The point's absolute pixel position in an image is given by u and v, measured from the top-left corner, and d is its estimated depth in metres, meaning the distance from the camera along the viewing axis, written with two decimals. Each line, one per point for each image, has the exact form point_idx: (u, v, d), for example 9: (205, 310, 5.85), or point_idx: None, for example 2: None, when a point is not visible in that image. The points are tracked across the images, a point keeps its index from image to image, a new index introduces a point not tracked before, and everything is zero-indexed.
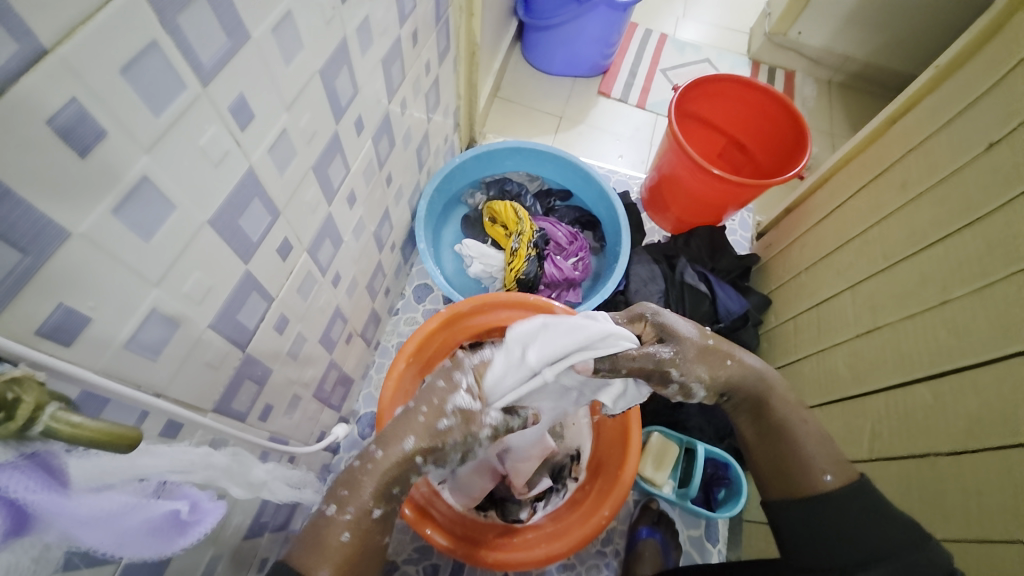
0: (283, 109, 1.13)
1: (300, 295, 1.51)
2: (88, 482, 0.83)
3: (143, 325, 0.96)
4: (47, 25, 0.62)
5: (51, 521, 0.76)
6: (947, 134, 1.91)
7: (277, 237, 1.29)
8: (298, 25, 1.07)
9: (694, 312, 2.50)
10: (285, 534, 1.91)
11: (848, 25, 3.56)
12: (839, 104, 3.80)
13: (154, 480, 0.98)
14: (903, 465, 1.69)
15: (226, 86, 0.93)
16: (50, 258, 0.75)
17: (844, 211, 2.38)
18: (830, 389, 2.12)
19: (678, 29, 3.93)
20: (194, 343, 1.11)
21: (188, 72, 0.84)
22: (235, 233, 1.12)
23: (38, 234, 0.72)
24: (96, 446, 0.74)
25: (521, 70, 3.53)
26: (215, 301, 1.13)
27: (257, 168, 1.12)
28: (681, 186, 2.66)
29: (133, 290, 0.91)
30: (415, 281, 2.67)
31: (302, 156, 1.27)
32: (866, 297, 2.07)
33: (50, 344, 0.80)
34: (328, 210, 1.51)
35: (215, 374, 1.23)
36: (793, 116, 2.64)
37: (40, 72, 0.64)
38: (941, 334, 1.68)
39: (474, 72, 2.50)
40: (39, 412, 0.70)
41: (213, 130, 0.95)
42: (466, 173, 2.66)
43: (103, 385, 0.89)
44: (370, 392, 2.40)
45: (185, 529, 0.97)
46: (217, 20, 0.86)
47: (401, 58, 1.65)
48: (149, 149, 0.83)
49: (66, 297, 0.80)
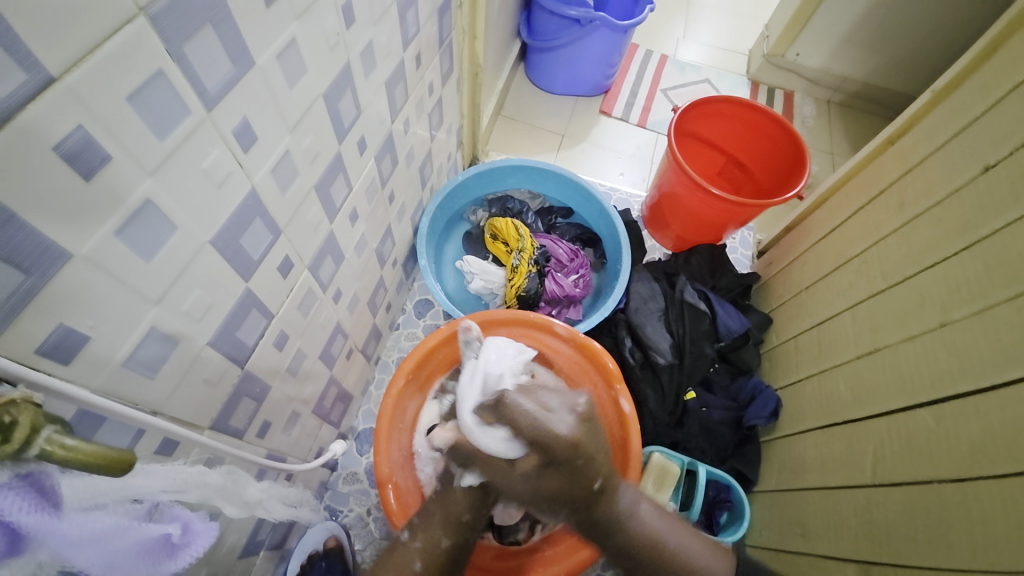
0: (287, 132, 1.15)
1: (300, 312, 1.52)
2: (80, 502, 0.82)
3: (142, 343, 0.96)
4: (55, 55, 0.64)
5: (42, 541, 0.76)
6: (943, 155, 1.92)
7: (278, 256, 1.30)
8: (303, 51, 1.10)
9: (693, 330, 2.48)
10: (280, 553, 1.88)
11: (846, 46, 3.60)
12: (838, 123, 3.83)
13: (147, 502, 0.99)
14: (908, 491, 1.65)
15: (230, 110, 0.96)
16: (52, 278, 0.76)
17: (843, 230, 2.38)
18: (832, 410, 2.09)
19: (679, 50, 4.00)
20: (193, 360, 1.12)
21: (193, 98, 0.87)
22: (236, 252, 1.14)
23: (41, 255, 0.73)
24: (90, 469, 0.74)
25: (524, 90, 3.59)
26: (215, 319, 1.14)
27: (260, 188, 1.14)
28: (681, 204, 2.67)
29: (133, 309, 0.92)
30: (416, 297, 2.67)
31: (305, 176, 1.29)
32: (866, 317, 2.05)
33: (49, 362, 0.81)
34: (330, 228, 1.53)
35: (213, 392, 1.23)
36: (791, 135, 2.66)
37: (47, 100, 0.65)
38: (942, 356, 1.66)
39: (477, 92, 2.55)
40: (34, 435, 0.70)
41: (217, 153, 0.97)
42: (469, 191, 2.69)
43: (99, 404, 0.89)
44: (369, 408, 2.39)
45: (175, 551, 0.94)
46: (223, 47, 0.88)
47: (405, 81, 1.69)
48: (152, 172, 0.85)
49: (67, 316, 0.81)
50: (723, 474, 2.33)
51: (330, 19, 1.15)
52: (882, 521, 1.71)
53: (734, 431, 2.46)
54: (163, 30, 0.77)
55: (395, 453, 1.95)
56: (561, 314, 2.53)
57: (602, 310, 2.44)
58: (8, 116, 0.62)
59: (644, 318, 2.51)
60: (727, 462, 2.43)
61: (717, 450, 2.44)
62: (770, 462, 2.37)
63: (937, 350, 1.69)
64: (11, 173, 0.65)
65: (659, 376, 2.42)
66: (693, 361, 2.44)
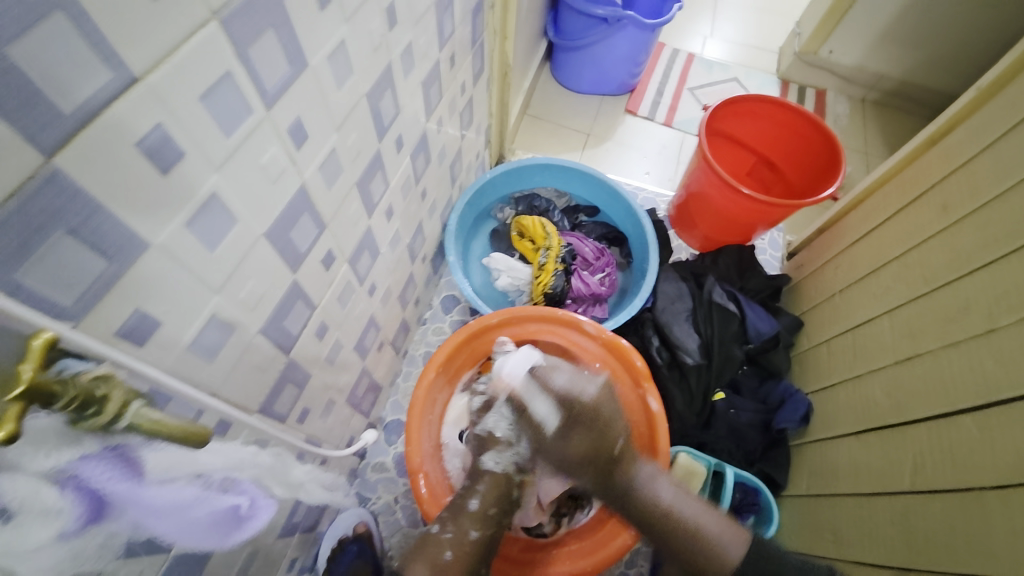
0: (334, 129, 1.19)
1: (339, 303, 1.56)
2: (162, 474, 0.87)
3: (203, 330, 1.01)
4: (139, 56, 0.68)
5: (128, 509, 0.82)
6: (991, 155, 1.85)
7: (322, 248, 1.34)
8: (351, 51, 1.13)
9: (723, 332, 2.45)
10: (313, 538, 1.93)
11: (883, 42, 3.50)
12: (873, 122, 3.72)
13: (218, 477, 1.02)
14: (948, 499, 1.61)
15: (286, 109, 0.99)
16: (131, 266, 0.80)
17: (881, 232, 2.31)
18: (868, 417, 2.04)
19: (706, 48, 3.94)
20: (244, 348, 1.16)
21: (255, 96, 0.90)
22: (286, 245, 1.18)
23: (123, 243, 0.77)
24: (173, 442, 0.82)
25: (549, 88, 3.59)
26: (265, 309, 1.19)
27: (309, 184, 1.17)
28: (710, 204, 2.64)
29: (197, 296, 0.96)
30: (443, 292, 2.71)
31: (348, 172, 1.33)
32: (906, 322, 2.00)
33: (126, 344, 0.85)
34: (367, 223, 1.57)
35: (261, 379, 1.28)
36: (826, 135, 2.60)
37: (131, 98, 0.69)
38: (988, 364, 1.61)
39: (506, 91, 2.56)
40: (125, 408, 0.75)
41: (273, 150, 1.01)
42: (496, 188, 2.71)
43: (168, 385, 0.93)
44: (397, 400, 2.43)
45: (241, 522, 1.07)
46: (282, 49, 0.92)
47: (440, 80, 1.72)
48: (219, 168, 0.89)
49: (142, 302, 0.85)
50: (751, 476, 2.28)
51: (376, 20, 1.18)
52: (919, 529, 1.67)
53: (763, 434, 2.42)
54: (233, 33, 0.80)
55: (426, 446, 1.98)
56: (588, 313, 2.52)
57: (629, 309, 2.43)
58: (97, 112, 0.66)
59: (671, 318, 2.49)
60: (756, 465, 2.38)
61: (745, 453, 2.40)
62: (801, 466, 2.33)
63: (982, 357, 1.64)
64: (102, 168, 0.70)
65: (687, 377, 2.39)
66: (722, 362, 2.42)
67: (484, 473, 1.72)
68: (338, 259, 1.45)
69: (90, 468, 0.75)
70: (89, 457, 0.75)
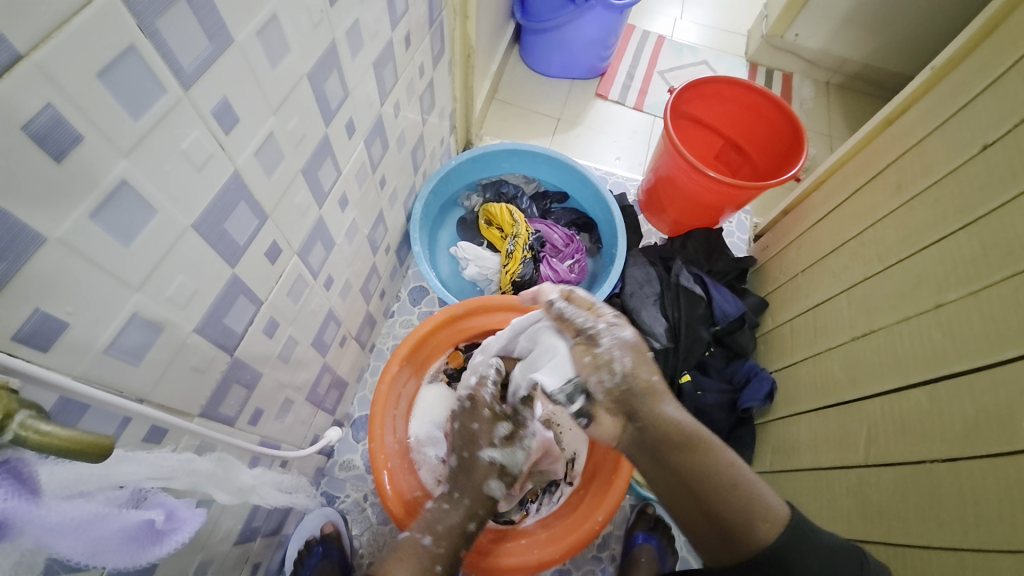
0: (270, 113, 1.13)
1: (290, 298, 1.51)
2: (61, 490, 0.82)
3: (124, 330, 0.96)
4: (18, 30, 0.62)
5: (22, 528, 0.76)
6: (942, 134, 1.90)
7: (264, 240, 1.28)
8: (284, 28, 1.07)
9: (689, 315, 2.48)
10: (276, 539, 1.90)
11: (846, 26, 3.55)
12: (837, 105, 3.79)
13: (131, 488, 0.98)
14: (900, 473, 1.68)
15: (208, 90, 0.94)
16: (25, 264, 0.75)
17: (839, 212, 2.37)
18: (826, 392, 2.10)
19: (676, 31, 3.93)
20: (179, 347, 1.11)
21: (169, 75, 0.85)
22: (221, 237, 1.13)
23: (13, 239, 0.72)
24: (63, 455, 0.73)
25: (518, 73, 3.53)
26: (200, 304, 1.13)
27: (243, 171, 1.12)
28: (678, 188, 2.65)
29: (111, 292, 0.90)
30: (410, 283, 2.67)
31: (291, 159, 1.27)
32: (862, 299, 2.06)
33: (27, 349, 0.80)
34: (319, 213, 1.51)
35: (203, 378, 1.23)
36: (789, 117, 2.63)
37: (13, 76, 0.64)
38: (937, 337, 1.67)
39: (470, 74, 2.50)
40: (8, 420, 0.69)
41: (197, 134, 0.95)
42: (462, 176, 2.66)
43: (81, 391, 0.88)
44: (365, 394, 2.40)
45: (161, 537, 0.97)
46: (199, 24, 0.86)
47: (394, 61, 1.65)
48: (128, 154, 0.83)
49: (43, 301, 0.80)
50: None
51: None
52: (874, 501, 1.75)
53: (729, 413, 2.47)
54: (134, 4, 0.74)
55: (391, 440, 1.96)
56: None
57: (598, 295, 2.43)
58: None
59: (640, 302, 2.51)
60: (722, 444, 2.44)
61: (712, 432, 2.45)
62: (763, 444, 2.41)
63: (932, 329, 1.70)
64: None
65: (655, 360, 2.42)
66: (689, 344, 2.46)
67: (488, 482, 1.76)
68: (284, 251, 1.39)
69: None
70: None
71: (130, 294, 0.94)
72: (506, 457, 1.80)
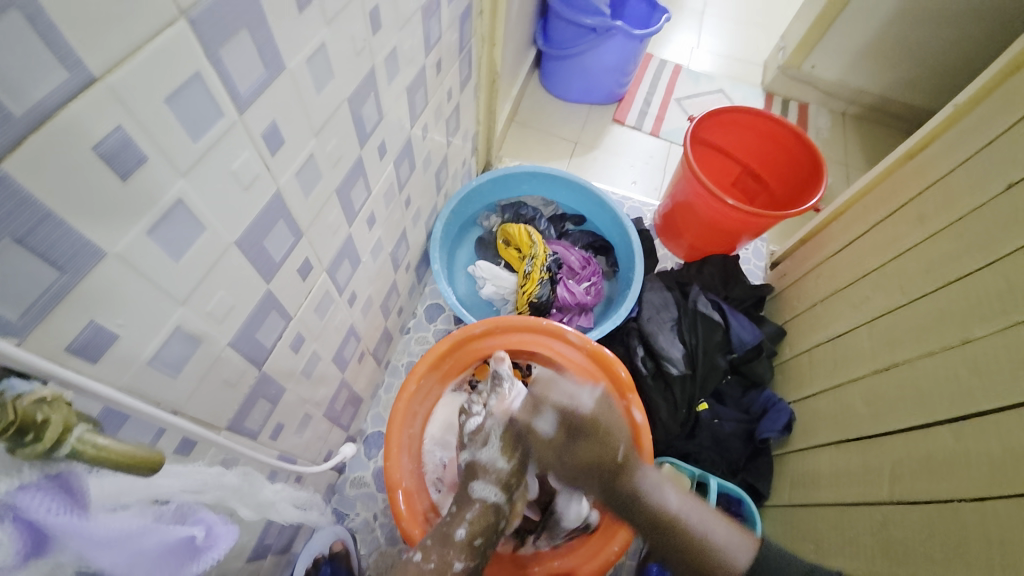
0: (312, 135, 1.16)
1: (317, 313, 1.52)
2: (105, 502, 0.82)
3: (167, 342, 0.97)
4: (97, 56, 0.65)
5: (65, 542, 0.76)
6: (965, 170, 1.91)
7: (298, 257, 1.30)
8: (330, 55, 1.11)
9: (706, 342, 2.45)
10: (286, 556, 1.87)
11: (863, 59, 3.60)
12: (853, 136, 3.81)
13: (172, 505, 0.98)
14: (926, 513, 1.62)
15: (260, 113, 0.97)
16: (85, 277, 0.76)
17: (859, 244, 2.36)
18: (847, 426, 2.06)
19: (692, 60, 4.00)
20: (213, 360, 1.12)
21: (227, 100, 0.88)
22: (260, 253, 1.15)
23: (76, 253, 0.74)
24: (119, 468, 0.77)
25: (538, 97, 3.61)
26: (235, 318, 1.14)
27: (284, 190, 1.15)
28: (695, 213, 2.66)
29: (157, 305, 0.92)
30: (427, 301, 2.68)
31: (327, 178, 1.30)
32: (884, 332, 2.03)
33: (78, 360, 0.81)
34: (348, 231, 1.54)
35: (232, 392, 1.24)
36: (808, 146, 2.65)
37: (87, 98, 0.66)
38: (963, 374, 1.64)
39: (494, 98, 2.56)
40: (67, 434, 0.71)
41: (246, 155, 0.98)
42: (482, 197, 2.70)
43: (123, 403, 0.90)
44: (379, 411, 2.39)
45: (197, 555, 0.95)
46: (256, 51, 0.90)
47: (425, 86, 1.70)
48: (185, 174, 0.86)
49: (97, 313, 0.81)
50: (734, 487, 2.31)
51: (357, 24, 1.16)
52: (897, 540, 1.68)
53: (746, 443, 2.43)
54: (202, 33, 0.78)
55: (407, 462, 1.95)
56: (573, 322, 2.52)
57: (614, 318, 2.42)
58: (49, 113, 0.63)
59: (656, 328, 2.49)
60: (739, 475, 2.40)
61: (728, 463, 2.41)
62: (781, 477, 2.36)
63: (957, 365, 1.68)
64: (52, 172, 0.66)
65: (671, 388, 2.37)
66: (706, 371, 2.43)
67: (475, 500, 1.66)
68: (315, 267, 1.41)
69: (28, 498, 0.70)
70: (24, 487, 0.71)
71: (175, 308, 0.96)
72: (477, 452, 1.78)
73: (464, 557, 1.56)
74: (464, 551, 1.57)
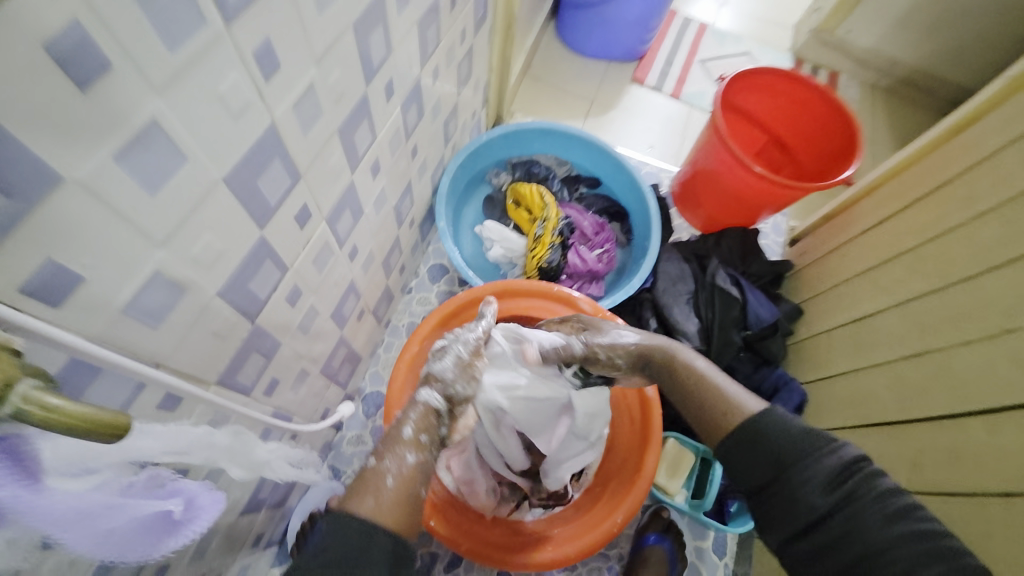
0: (311, 64, 1.07)
1: (315, 266, 1.47)
2: (63, 468, 0.80)
3: (144, 289, 0.92)
4: None
5: (18, 518, 0.74)
6: (1015, 151, 1.80)
7: (293, 208, 1.24)
8: None
9: (722, 317, 2.43)
10: (281, 512, 1.91)
11: (900, 26, 3.39)
12: (881, 110, 3.63)
13: (144, 475, 0.95)
14: (966, 480, 1.60)
15: (249, 28, 0.88)
16: (41, 206, 0.70)
17: (895, 224, 2.29)
18: (870, 411, 2.06)
19: (719, 18, 3.78)
20: (201, 310, 1.08)
21: (212, 7, 0.79)
22: (252, 195, 1.09)
23: (29, 177, 0.67)
24: (75, 433, 0.71)
25: (553, 50, 3.43)
26: (219, 268, 1.08)
27: (280, 124, 1.07)
28: (719, 183, 2.57)
29: (119, 248, 0.85)
30: (431, 260, 2.63)
31: (328, 116, 1.22)
32: (913, 318, 2.00)
33: (37, 301, 0.76)
34: (350, 178, 1.47)
35: (222, 344, 1.21)
36: (843, 115, 2.54)
37: None
38: (1000, 364, 1.61)
39: (508, 46, 2.43)
40: (10, 392, 0.66)
41: (234, 76, 0.90)
42: (492, 152, 2.60)
43: (92, 353, 0.85)
44: (377, 370, 2.39)
45: (176, 529, 0.97)
46: None
47: (437, 23, 1.58)
48: (160, 91, 0.78)
49: (56, 252, 0.75)
50: None
51: None
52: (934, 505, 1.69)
53: None
54: None
55: None
56: (582, 290, 2.46)
57: (626, 287, 2.36)
58: None
59: (671, 300, 2.48)
60: None
61: None
62: None
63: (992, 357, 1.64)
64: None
65: None
66: (720, 347, 2.40)
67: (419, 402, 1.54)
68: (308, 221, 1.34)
69: None
70: None
71: (150, 256, 0.90)
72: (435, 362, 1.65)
73: (416, 452, 1.42)
74: (413, 447, 1.43)
